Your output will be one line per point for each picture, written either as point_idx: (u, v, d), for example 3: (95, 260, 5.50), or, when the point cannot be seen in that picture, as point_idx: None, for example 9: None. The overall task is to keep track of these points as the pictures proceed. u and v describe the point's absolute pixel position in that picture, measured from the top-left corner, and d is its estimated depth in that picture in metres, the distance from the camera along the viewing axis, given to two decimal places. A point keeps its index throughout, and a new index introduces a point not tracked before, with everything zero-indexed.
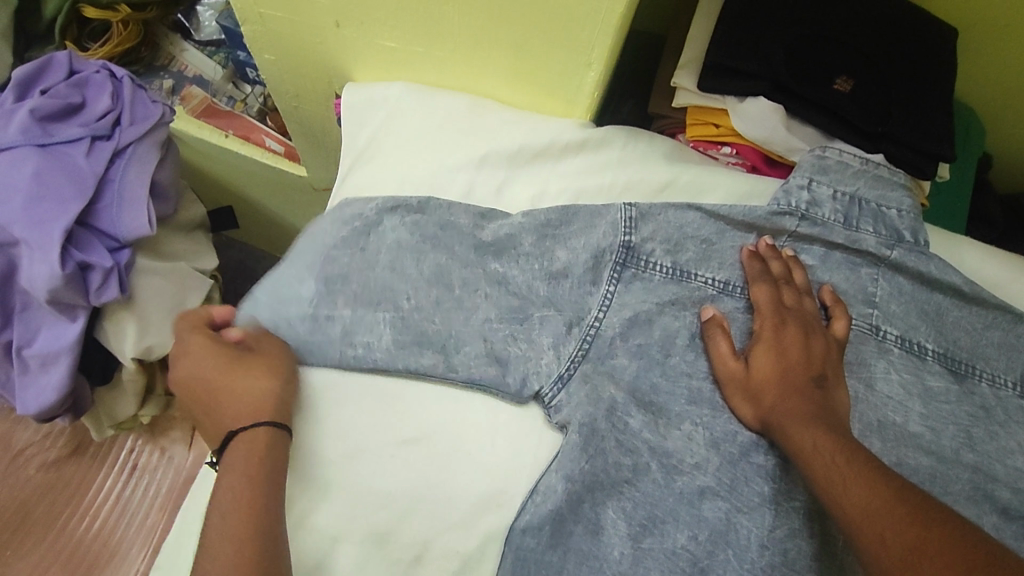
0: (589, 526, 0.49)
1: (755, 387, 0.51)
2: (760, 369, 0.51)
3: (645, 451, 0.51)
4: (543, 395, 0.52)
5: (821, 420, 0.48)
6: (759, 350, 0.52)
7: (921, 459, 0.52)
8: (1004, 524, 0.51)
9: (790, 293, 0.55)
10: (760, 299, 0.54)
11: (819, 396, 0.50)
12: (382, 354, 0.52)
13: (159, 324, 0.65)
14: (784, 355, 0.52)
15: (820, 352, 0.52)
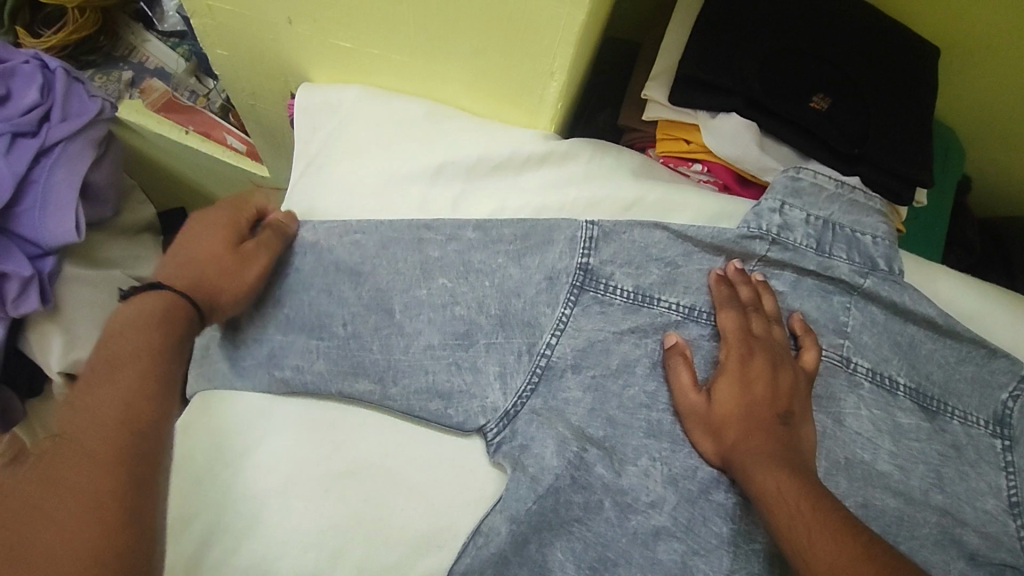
0: (534, 569, 0.46)
1: (717, 423, 0.48)
2: (723, 404, 0.48)
3: (599, 489, 0.47)
4: (487, 430, 0.48)
5: (786, 463, 0.45)
6: (722, 384, 0.49)
7: (888, 501, 0.49)
8: (972, 571, 0.49)
9: (759, 321, 0.52)
10: (727, 327, 0.51)
11: (783, 435, 0.47)
12: (312, 376, 0.50)
13: (90, 332, 0.61)
14: (748, 389, 0.49)
15: (788, 386, 0.50)
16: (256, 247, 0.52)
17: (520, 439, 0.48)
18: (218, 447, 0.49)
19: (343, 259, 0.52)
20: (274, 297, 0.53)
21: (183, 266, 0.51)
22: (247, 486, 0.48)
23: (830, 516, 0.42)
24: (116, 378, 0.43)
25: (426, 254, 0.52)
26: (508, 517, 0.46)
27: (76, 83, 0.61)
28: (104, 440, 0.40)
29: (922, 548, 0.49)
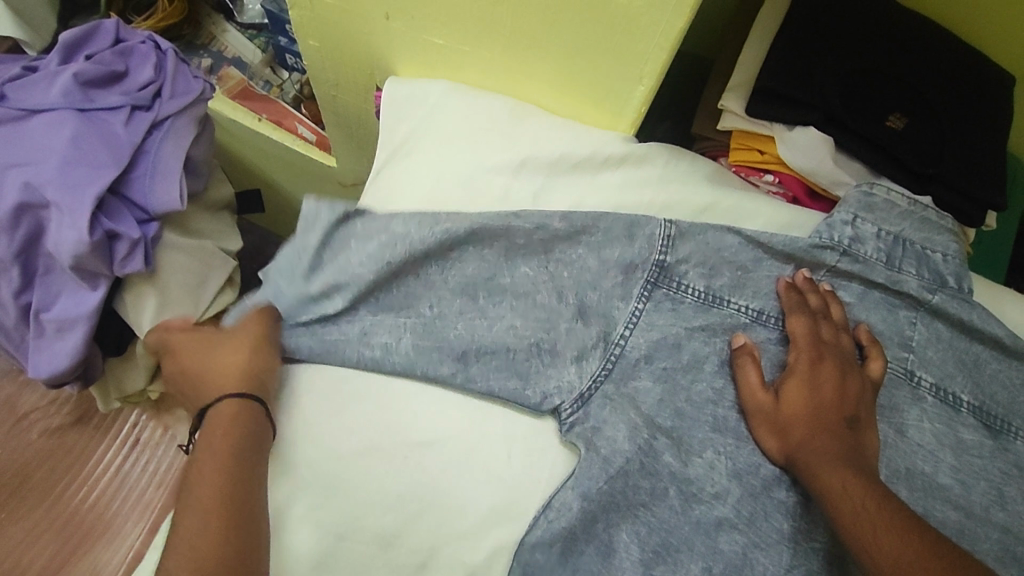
0: (600, 548, 0.48)
1: (783, 422, 0.49)
2: (790, 405, 0.50)
3: (665, 476, 0.49)
4: (561, 411, 0.51)
5: (852, 464, 0.46)
6: (789, 386, 0.51)
7: (949, 513, 0.50)
8: None
9: (827, 328, 0.53)
10: (797, 331, 0.53)
11: (849, 438, 0.48)
12: (400, 357, 0.52)
13: (180, 296, 0.64)
14: (816, 393, 0.50)
15: (855, 394, 0.51)
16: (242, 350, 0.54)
17: (592, 421, 0.50)
18: (301, 410, 0.52)
19: (427, 246, 0.53)
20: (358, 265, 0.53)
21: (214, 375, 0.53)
22: (331, 447, 0.50)
23: (889, 512, 0.43)
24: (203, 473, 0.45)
25: (511, 238, 0.54)
26: (577, 496, 0.48)
27: (184, 64, 0.65)
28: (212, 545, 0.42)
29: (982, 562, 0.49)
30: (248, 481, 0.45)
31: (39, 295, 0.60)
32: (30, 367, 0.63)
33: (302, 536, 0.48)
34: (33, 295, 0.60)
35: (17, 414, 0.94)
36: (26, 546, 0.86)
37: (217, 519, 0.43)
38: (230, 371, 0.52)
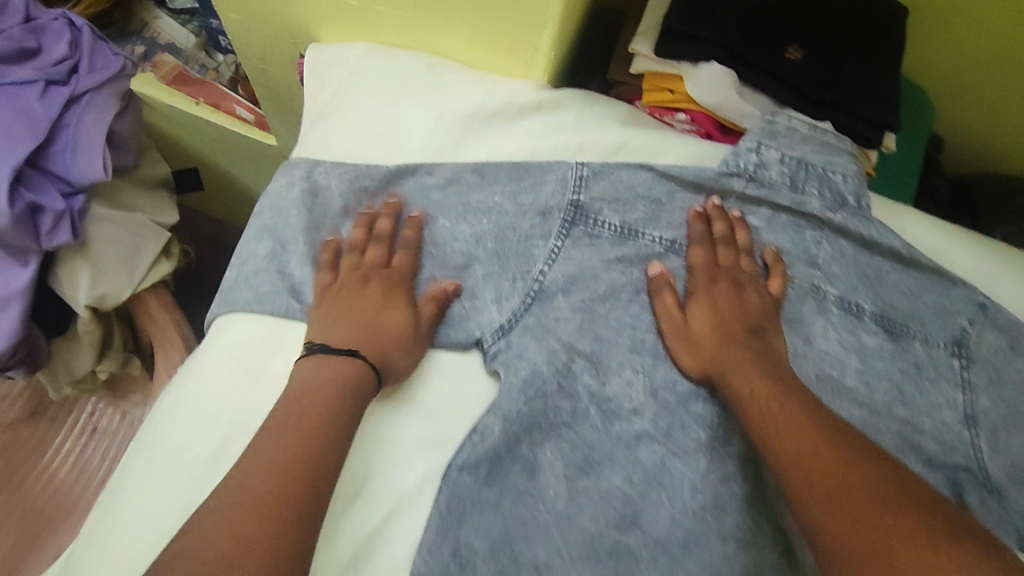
0: (525, 466, 0.51)
1: (695, 336, 0.53)
2: (698, 322, 0.54)
3: (585, 398, 0.52)
4: (483, 342, 0.54)
5: (762, 367, 0.50)
6: (697, 311, 0.55)
7: (853, 412, 0.54)
8: (930, 473, 0.53)
9: (730, 252, 0.57)
10: (697, 259, 0.57)
11: (756, 344, 0.52)
12: (330, 314, 0.53)
13: (115, 271, 0.63)
14: (720, 309, 0.55)
15: (755, 306, 0.55)
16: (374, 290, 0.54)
17: (515, 349, 0.53)
18: (235, 356, 0.52)
19: (349, 206, 0.57)
20: (292, 232, 0.54)
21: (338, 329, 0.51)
22: (266, 393, 0.51)
23: (792, 402, 0.47)
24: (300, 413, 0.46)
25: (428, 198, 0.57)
26: (501, 420, 0.50)
27: (102, 42, 0.65)
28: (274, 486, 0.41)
29: (884, 453, 0.53)
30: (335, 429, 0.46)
31: None
32: None
33: None
34: None
35: None
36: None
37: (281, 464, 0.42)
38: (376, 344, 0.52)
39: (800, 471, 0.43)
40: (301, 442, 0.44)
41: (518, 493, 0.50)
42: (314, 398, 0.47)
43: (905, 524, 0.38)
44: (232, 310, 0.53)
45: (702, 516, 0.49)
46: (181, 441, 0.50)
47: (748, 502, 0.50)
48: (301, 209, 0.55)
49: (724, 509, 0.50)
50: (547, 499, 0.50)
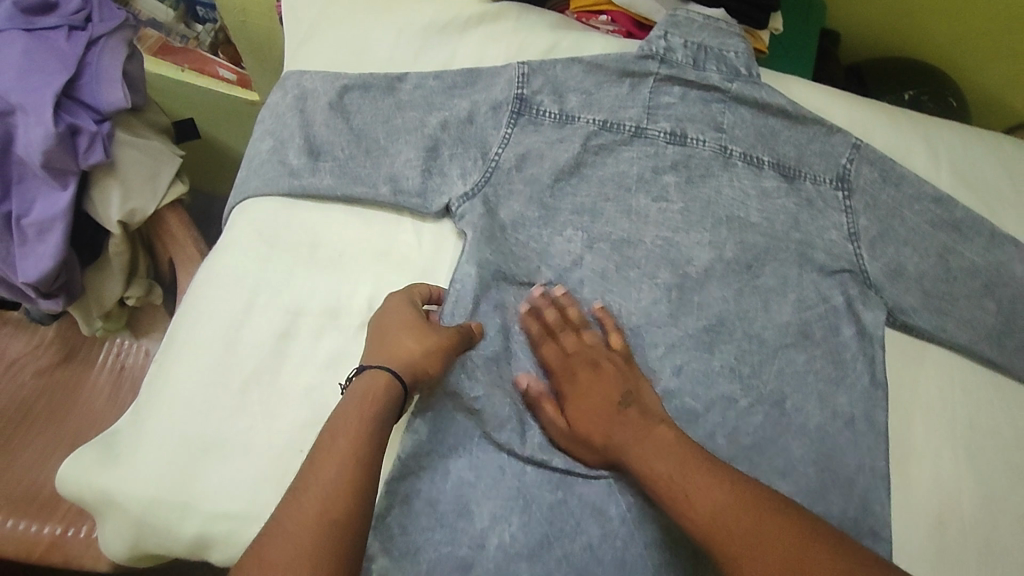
0: (494, 306, 0.63)
1: (584, 435, 0.60)
2: (581, 421, 0.60)
3: (535, 258, 0.66)
4: (451, 207, 0.64)
5: (640, 431, 0.57)
6: (578, 406, 0.61)
7: (759, 239, 0.68)
8: (822, 278, 0.67)
9: (570, 338, 0.63)
10: (549, 356, 0.63)
11: (627, 413, 0.58)
12: (323, 184, 0.63)
13: (140, 187, 0.73)
14: (594, 396, 0.61)
15: (611, 377, 0.61)
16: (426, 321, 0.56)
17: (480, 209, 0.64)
18: (253, 229, 0.61)
19: (334, 100, 0.67)
20: (289, 132, 0.65)
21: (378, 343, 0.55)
22: (283, 255, 0.61)
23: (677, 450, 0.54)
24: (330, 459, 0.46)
25: (399, 98, 0.68)
26: (474, 270, 0.62)
27: None
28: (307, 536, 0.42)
29: (781, 266, 0.67)
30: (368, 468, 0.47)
31: (19, 202, 0.69)
32: (18, 276, 0.71)
33: (266, 318, 0.58)
34: (12, 205, 0.70)
35: (6, 361, 1.02)
36: (38, 463, 0.94)
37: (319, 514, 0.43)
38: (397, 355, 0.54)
39: (721, 532, 0.49)
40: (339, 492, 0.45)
41: (498, 327, 0.62)
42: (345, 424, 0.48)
43: (795, 545, 0.47)
44: (246, 194, 0.63)
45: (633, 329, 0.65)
46: (219, 299, 0.59)
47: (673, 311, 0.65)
48: (298, 110, 0.66)
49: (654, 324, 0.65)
50: (516, 333, 0.64)
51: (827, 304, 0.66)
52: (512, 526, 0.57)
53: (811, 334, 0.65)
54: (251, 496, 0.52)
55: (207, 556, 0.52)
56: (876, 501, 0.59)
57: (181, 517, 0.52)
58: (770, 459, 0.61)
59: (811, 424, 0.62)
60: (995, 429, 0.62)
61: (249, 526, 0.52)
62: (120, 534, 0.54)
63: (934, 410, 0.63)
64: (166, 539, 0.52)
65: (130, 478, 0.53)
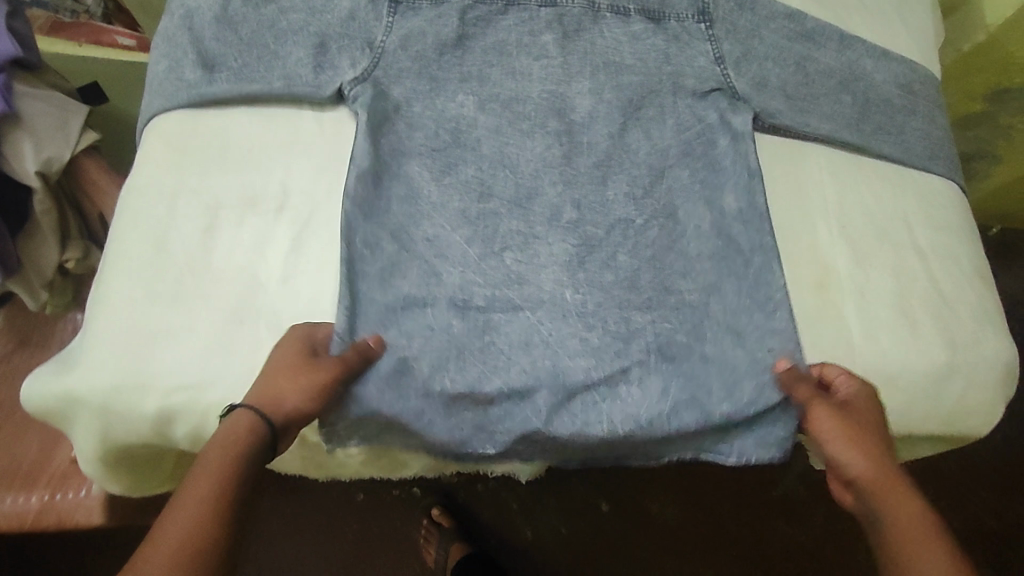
0: (401, 180, 0.65)
1: (846, 408, 0.58)
2: (857, 400, 0.58)
3: (434, 124, 0.67)
4: (344, 90, 0.67)
5: (909, 486, 0.54)
6: (834, 435, 0.57)
7: (634, 79, 0.72)
8: (697, 102, 0.72)
9: (863, 384, 0.60)
10: (838, 376, 0.61)
11: (892, 452, 0.57)
12: (219, 89, 0.65)
13: (51, 136, 0.74)
14: (867, 415, 0.58)
15: (887, 428, 0.59)
16: (322, 365, 0.55)
17: (373, 88, 0.67)
18: (161, 143, 0.65)
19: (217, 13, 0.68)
20: (180, 49, 0.67)
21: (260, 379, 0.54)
22: (193, 161, 0.64)
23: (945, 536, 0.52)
24: (192, 489, 0.47)
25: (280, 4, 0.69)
26: (370, 150, 0.64)
27: None
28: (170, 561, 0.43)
29: (659, 98, 0.72)
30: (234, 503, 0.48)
31: None
32: None
33: (186, 216, 0.62)
34: None
35: None
36: (14, 442, 0.95)
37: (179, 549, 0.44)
38: (269, 397, 0.53)
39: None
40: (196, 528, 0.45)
41: (402, 196, 0.64)
42: (226, 446, 0.50)
43: None
44: (150, 113, 0.67)
45: (540, 171, 0.67)
46: (140, 212, 0.62)
47: (566, 154, 0.68)
48: (184, 28, 0.68)
49: (553, 164, 0.67)
50: (424, 194, 0.65)
51: (703, 123, 0.71)
52: (450, 373, 0.59)
53: (692, 151, 0.70)
54: (203, 368, 0.57)
55: (172, 428, 0.57)
56: (766, 274, 0.65)
57: (139, 396, 0.56)
58: (672, 262, 0.66)
59: (706, 227, 0.67)
60: (861, 205, 0.69)
61: (208, 392, 0.56)
62: (88, 428, 0.58)
63: (812, 196, 0.69)
64: (130, 422, 0.57)
65: (84, 377, 0.57)
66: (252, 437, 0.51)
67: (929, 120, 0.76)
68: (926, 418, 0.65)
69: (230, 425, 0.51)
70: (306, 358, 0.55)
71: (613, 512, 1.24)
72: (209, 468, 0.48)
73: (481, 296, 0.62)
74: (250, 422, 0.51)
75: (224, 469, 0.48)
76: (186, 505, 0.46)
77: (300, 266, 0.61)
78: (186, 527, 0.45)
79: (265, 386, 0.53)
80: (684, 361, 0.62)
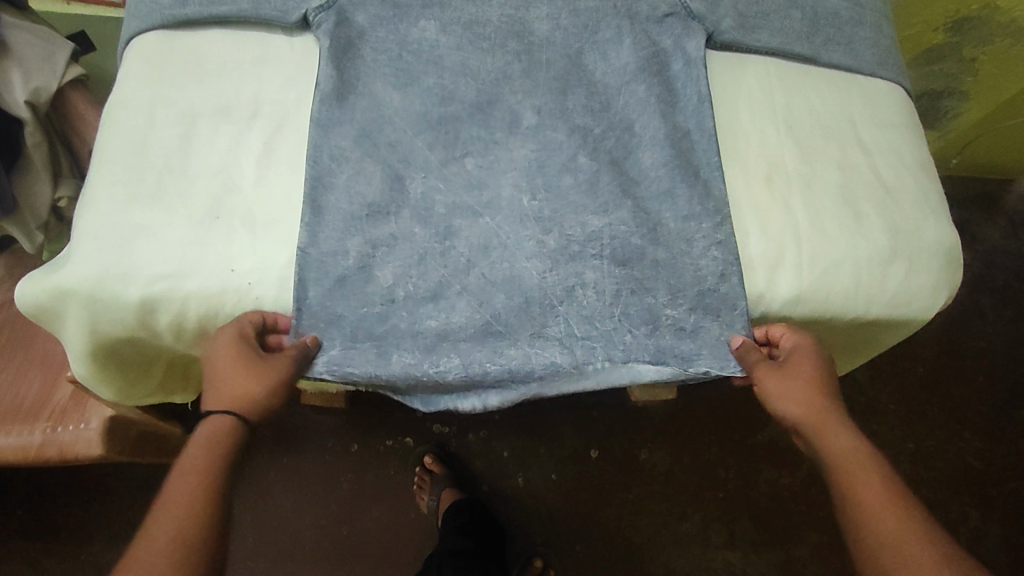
0: (366, 95, 0.68)
1: (788, 367, 0.62)
2: (795, 367, 0.62)
3: (396, 46, 0.70)
4: (309, 16, 0.70)
5: (852, 433, 0.59)
6: (784, 394, 0.61)
7: (592, 1, 0.74)
8: (652, 23, 0.75)
9: (795, 344, 0.63)
10: (790, 344, 0.64)
11: (840, 408, 0.61)
12: (192, 10, 0.69)
13: (39, 67, 0.78)
14: (803, 379, 0.61)
15: (829, 379, 0.62)
16: (278, 358, 0.59)
17: (338, 13, 0.70)
18: (140, 62, 0.69)
19: None
20: None
21: (213, 379, 0.59)
22: (171, 79, 0.68)
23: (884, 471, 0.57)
24: (182, 474, 0.53)
25: None
26: (333, 72, 0.67)
27: None
28: (173, 538, 0.50)
29: (613, 19, 0.74)
30: (225, 481, 0.55)
31: None
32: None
33: (163, 127, 0.66)
34: None
35: None
36: (14, 383, 0.95)
37: (189, 527, 0.51)
38: (238, 394, 0.58)
39: (879, 526, 0.53)
40: (193, 503, 0.52)
41: (366, 109, 0.67)
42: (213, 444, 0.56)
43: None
44: (128, 37, 0.70)
45: (497, 86, 0.70)
46: (120, 125, 0.66)
47: (525, 70, 0.71)
48: None
49: (511, 78, 0.70)
50: (387, 105, 0.68)
51: (657, 47, 0.74)
52: (413, 279, 0.63)
53: (648, 67, 0.72)
54: (181, 260, 0.60)
55: (156, 318, 0.61)
56: (715, 182, 0.68)
57: (123, 285, 0.59)
58: (627, 171, 0.69)
59: (659, 136, 0.69)
60: (808, 105, 0.73)
61: (186, 282, 0.60)
62: (77, 323, 0.61)
63: (759, 105, 0.73)
64: (117, 312, 0.60)
65: (70, 270, 0.60)
66: (228, 441, 0.57)
67: (876, 32, 0.79)
68: (874, 300, 0.67)
69: (205, 432, 0.57)
70: (251, 350, 0.58)
71: (602, 458, 1.25)
72: (196, 452, 0.55)
73: (442, 204, 0.65)
74: (226, 423, 0.58)
75: (209, 452, 0.55)
76: (178, 485, 0.53)
77: (271, 169, 0.65)
78: (184, 505, 0.52)
79: (228, 386, 0.59)
80: (637, 266, 0.64)
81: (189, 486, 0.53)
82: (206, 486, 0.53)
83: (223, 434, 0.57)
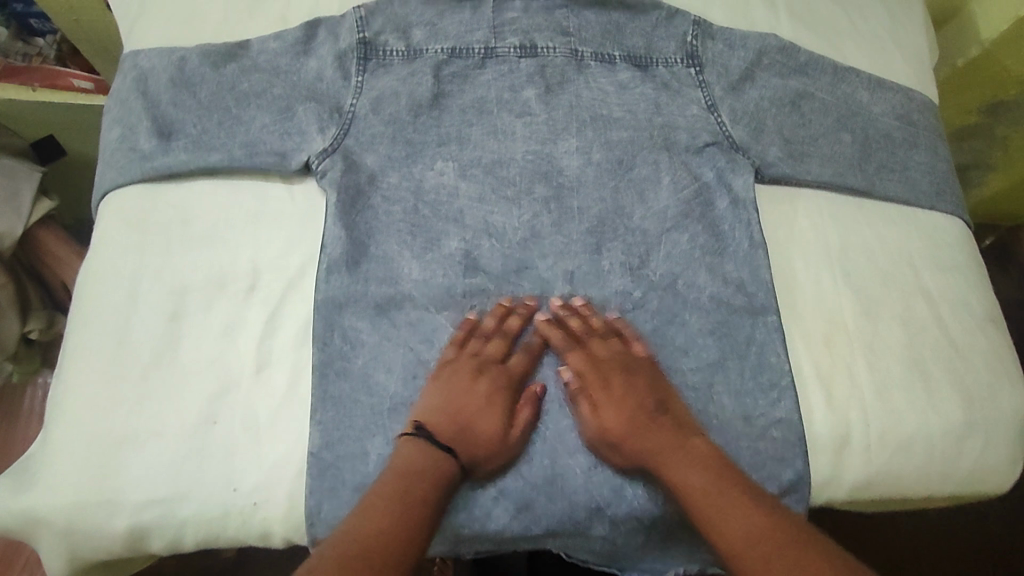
0: (379, 258, 0.60)
1: (604, 428, 0.56)
2: (609, 421, 0.55)
3: (411, 197, 0.63)
4: (312, 164, 0.62)
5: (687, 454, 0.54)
6: (593, 408, 0.56)
7: (624, 133, 0.67)
8: (693, 157, 0.67)
9: (598, 343, 0.59)
10: (575, 361, 0.58)
11: (663, 421, 0.56)
12: (177, 162, 0.61)
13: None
14: (621, 398, 0.56)
15: (644, 387, 0.57)
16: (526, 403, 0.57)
17: (343, 159, 0.62)
18: (120, 221, 0.60)
19: (176, 76, 0.64)
20: (136, 119, 0.63)
21: (432, 408, 0.55)
22: (155, 241, 0.59)
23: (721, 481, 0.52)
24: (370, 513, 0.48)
25: (244, 65, 0.65)
26: (342, 234, 0.60)
27: None
28: None
29: (651, 153, 0.66)
30: (423, 501, 0.50)
31: None
32: None
33: (148, 304, 0.57)
34: None
35: None
36: None
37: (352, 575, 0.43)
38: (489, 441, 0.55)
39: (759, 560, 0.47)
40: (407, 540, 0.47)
41: (381, 278, 0.60)
42: (390, 484, 0.50)
43: None
44: (104, 190, 0.62)
45: (523, 246, 0.62)
46: (99, 302, 0.57)
47: (556, 219, 0.63)
48: (139, 92, 0.64)
49: (540, 234, 0.63)
50: (404, 274, 0.60)
51: (700, 182, 0.66)
52: None
53: (692, 211, 0.65)
54: (175, 476, 0.52)
55: (146, 544, 0.52)
56: (772, 353, 0.61)
57: (107, 512, 0.51)
58: (673, 339, 0.61)
59: (706, 296, 0.62)
60: (866, 251, 0.67)
61: (179, 504, 0.52)
62: (52, 550, 0.52)
63: (814, 251, 0.66)
64: (99, 541, 0.52)
65: (45, 491, 0.51)
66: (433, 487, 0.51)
67: (931, 154, 0.73)
68: (949, 481, 0.61)
69: (409, 451, 0.52)
70: (479, 363, 0.57)
71: None
72: (387, 497, 0.49)
73: None
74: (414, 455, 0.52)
75: (396, 487, 0.50)
76: (365, 517, 0.48)
77: (276, 352, 0.57)
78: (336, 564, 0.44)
79: (487, 427, 0.55)
80: None
81: (375, 530, 0.47)
82: (401, 498, 0.49)
83: (418, 462, 0.52)
